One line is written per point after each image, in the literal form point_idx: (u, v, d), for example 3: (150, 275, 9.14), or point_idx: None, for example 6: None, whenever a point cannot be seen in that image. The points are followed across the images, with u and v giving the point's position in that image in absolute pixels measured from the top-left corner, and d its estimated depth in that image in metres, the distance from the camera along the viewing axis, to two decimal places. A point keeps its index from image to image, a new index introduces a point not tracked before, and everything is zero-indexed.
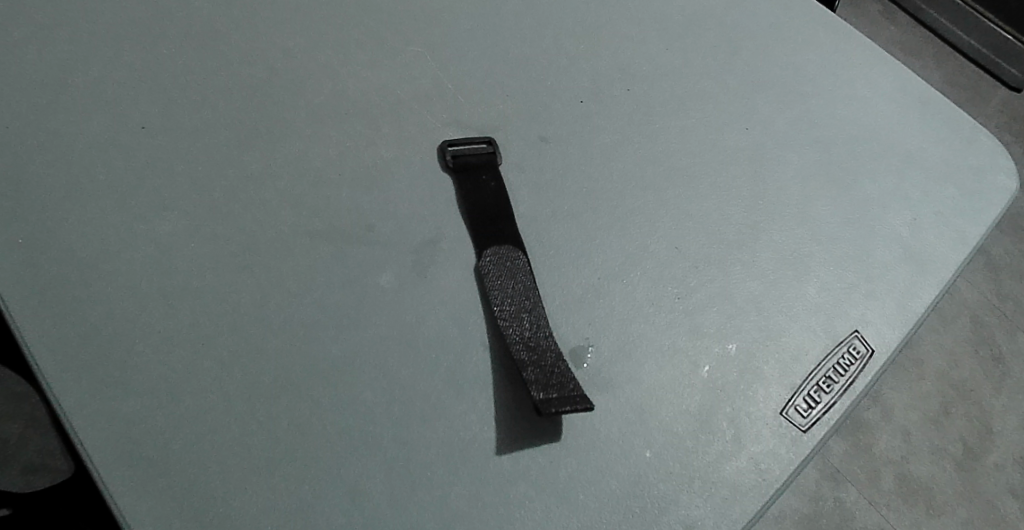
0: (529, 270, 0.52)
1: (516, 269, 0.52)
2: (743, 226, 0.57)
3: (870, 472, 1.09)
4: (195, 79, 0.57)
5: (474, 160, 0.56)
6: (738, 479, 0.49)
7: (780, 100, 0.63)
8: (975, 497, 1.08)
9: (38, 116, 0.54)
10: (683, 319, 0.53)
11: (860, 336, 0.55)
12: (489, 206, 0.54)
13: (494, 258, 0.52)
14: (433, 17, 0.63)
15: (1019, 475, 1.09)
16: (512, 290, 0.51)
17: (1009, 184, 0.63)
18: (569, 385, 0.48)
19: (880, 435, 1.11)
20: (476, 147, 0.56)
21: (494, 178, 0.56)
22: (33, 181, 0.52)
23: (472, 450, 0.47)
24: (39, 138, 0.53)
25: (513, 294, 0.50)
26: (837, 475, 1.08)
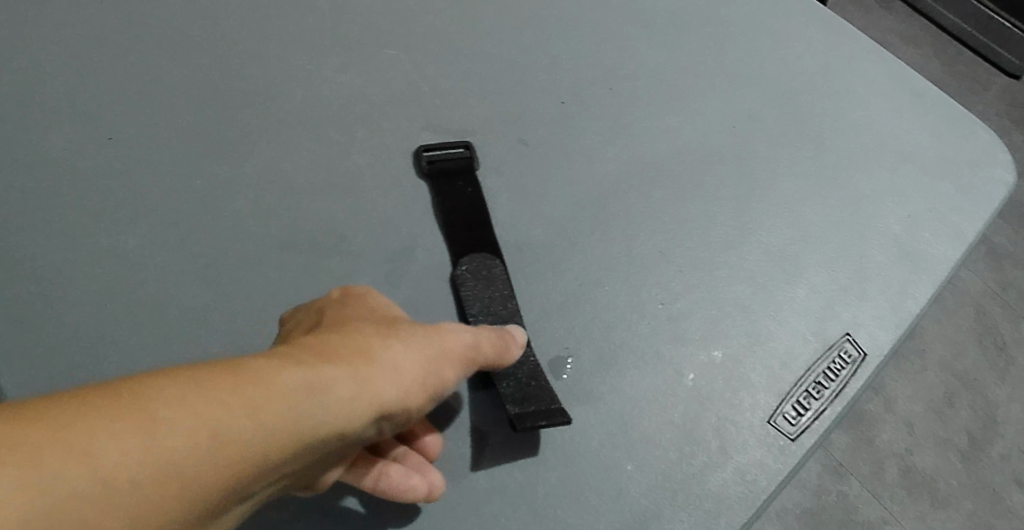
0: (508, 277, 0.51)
1: (493, 276, 0.50)
2: (730, 226, 0.56)
3: (872, 464, 1.02)
4: (167, 86, 0.56)
5: (451, 166, 0.55)
6: (724, 491, 0.48)
7: (768, 96, 0.62)
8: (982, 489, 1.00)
9: (10, 132, 0.54)
10: (668, 325, 0.52)
11: (852, 339, 0.53)
12: (465, 213, 0.53)
13: (470, 265, 0.51)
14: (409, 18, 0.61)
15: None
16: (488, 299, 0.49)
17: (1007, 177, 0.61)
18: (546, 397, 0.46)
19: (881, 427, 1.04)
20: (452, 152, 0.55)
21: (472, 184, 0.54)
22: (8, 196, 0.52)
23: (446, 465, 0.46)
24: (10, 154, 0.53)
25: (490, 303, 0.49)
26: (841, 469, 1.01)
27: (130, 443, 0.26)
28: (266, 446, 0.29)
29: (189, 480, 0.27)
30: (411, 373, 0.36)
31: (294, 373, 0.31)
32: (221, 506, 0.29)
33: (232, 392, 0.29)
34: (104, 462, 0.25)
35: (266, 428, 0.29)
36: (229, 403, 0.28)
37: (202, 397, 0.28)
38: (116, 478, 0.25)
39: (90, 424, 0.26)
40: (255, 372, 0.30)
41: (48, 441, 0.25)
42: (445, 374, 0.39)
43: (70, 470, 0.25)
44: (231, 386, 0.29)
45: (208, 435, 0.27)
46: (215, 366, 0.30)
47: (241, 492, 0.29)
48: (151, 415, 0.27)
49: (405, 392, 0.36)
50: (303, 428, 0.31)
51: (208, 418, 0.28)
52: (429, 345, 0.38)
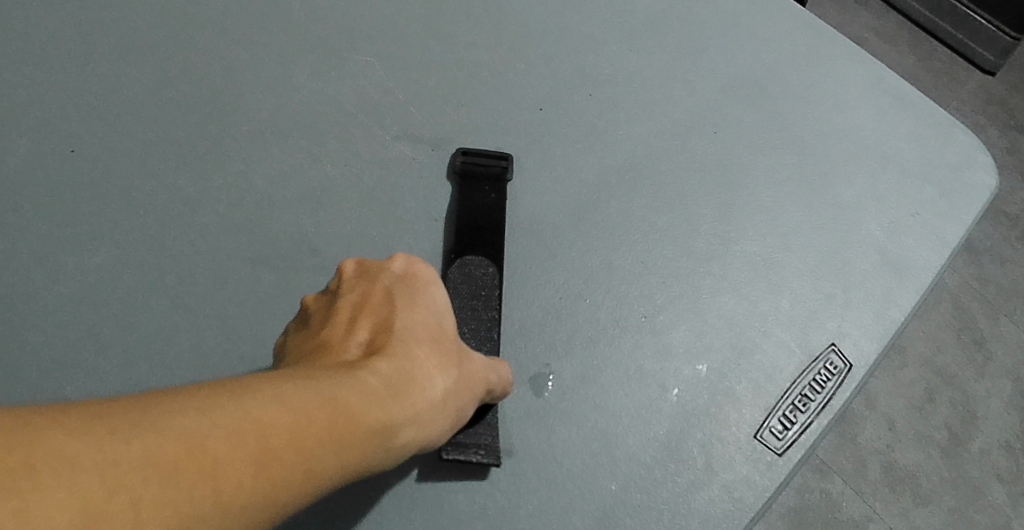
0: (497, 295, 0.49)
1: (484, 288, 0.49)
2: (713, 236, 0.55)
3: (855, 461, 0.91)
4: (130, 97, 0.55)
5: (481, 174, 0.53)
6: (710, 510, 0.47)
7: (748, 99, 0.60)
8: (961, 482, 0.90)
9: None
10: (651, 339, 0.51)
11: (837, 350, 0.52)
12: (479, 221, 0.52)
13: (468, 265, 0.50)
14: (382, 23, 0.59)
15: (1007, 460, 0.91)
16: (472, 308, 0.48)
17: (989, 180, 0.60)
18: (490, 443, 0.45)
19: (863, 422, 0.93)
20: (489, 163, 0.54)
21: (496, 196, 0.53)
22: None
23: (426, 491, 0.45)
24: None
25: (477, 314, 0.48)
26: (823, 465, 0.90)
27: (245, 477, 0.26)
28: (337, 482, 0.30)
29: (276, 513, 0.27)
30: (451, 413, 0.37)
31: (374, 411, 0.31)
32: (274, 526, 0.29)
33: (328, 431, 0.29)
34: (224, 498, 0.25)
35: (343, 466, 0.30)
36: (320, 443, 0.28)
37: (301, 435, 0.28)
38: (233, 514, 0.25)
39: (211, 453, 0.25)
40: (342, 407, 0.30)
41: (174, 465, 0.24)
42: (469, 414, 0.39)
43: (195, 500, 0.24)
44: (324, 422, 0.29)
45: (295, 480, 0.27)
46: (307, 392, 0.29)
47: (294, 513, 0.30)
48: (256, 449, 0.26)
49: (443, 431, 0.36)
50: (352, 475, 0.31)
51: (305, 456, 0.28)
52: (468, 385, 0.38)
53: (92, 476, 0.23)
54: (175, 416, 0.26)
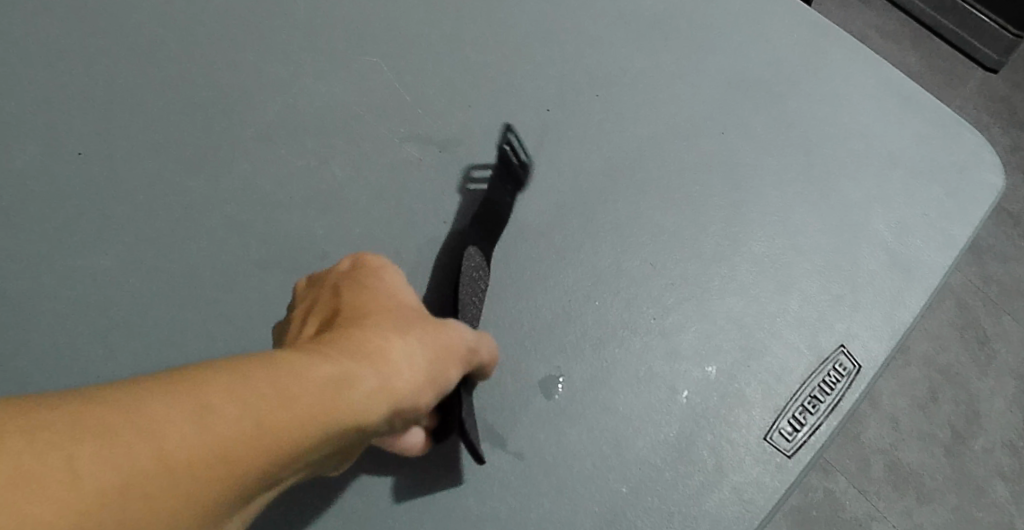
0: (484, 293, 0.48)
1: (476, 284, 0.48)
2: (721, 237, 0.55)
3: (858, 460, 0.89)
4: (136, 98, 0.55)
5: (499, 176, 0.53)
6: (720, 512, 0.47)
7: (755, 99, 0.60)
8: (965, 481, 0.87)
9: None
10: (660, 341, 0.51)
11: (846, 352, 0.52)
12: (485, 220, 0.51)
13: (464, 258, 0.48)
14: (388, 24, 0.59)
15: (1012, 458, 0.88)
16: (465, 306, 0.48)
17: (995, 180, 0.60)
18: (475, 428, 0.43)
19: (866, 421, 0.91)
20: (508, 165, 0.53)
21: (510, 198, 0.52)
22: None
23: (438, 494, 0.46)
24: None
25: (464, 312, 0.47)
26: (826, 464, 0.88)
27: (186, 429, 0.25)
28: (300, 437, 0.28)
29: (234, 471, 0.26)
30: (428, 371, 0.35)
31: (325, 367, 0.30)
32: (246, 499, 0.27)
33: (273, 382, 0.28)
34: (163, 451, 0.24)
35: (306, 421, 0.28)
36: (270, 396, 0.27)
37: (244, 388, 0.27)
38: (177, 466, 0.24)
39: (142, 410, 0.24)
40: (287, 365, 0.29)
41: (108, 425, 0.24)
42: (450, 378, 0.37)
43: (132, 454, 0.23)
44: (267, 375, 0.28)
45: (244, 430, 0.26)
46: (253, 356, 0.29)
47: (267, 484, 0.28)
48: (194, 402, 0.25)
49: (421, 390, 0.34)
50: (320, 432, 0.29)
51: (251, 407, 0.26)
52: (440, 346, 0.37)
53: (18, 441, 0.22)
54: (100, 388, 0.25)
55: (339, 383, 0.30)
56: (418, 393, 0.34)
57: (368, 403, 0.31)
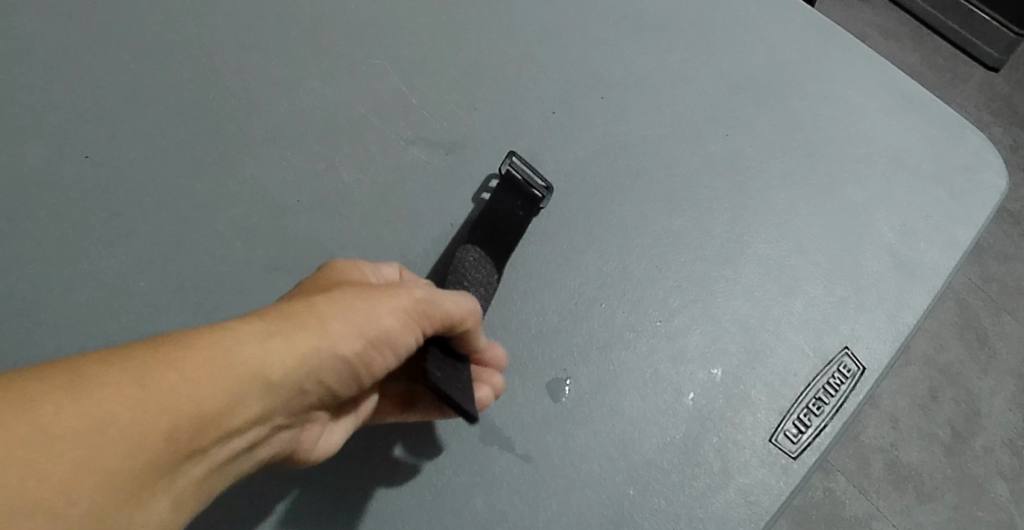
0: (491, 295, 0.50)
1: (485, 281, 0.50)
2: (725, 239, 0.55)
3: (858, 459, 0.89)
4: (143, 101, 0.55)
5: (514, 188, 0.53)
6: (726, 513, 0.47)
7: (759, 102, 0.60)
8: (965, 480, 0.87)
9: None
10: (666, 343, 0.51)
11: (851, 353, 0.52)
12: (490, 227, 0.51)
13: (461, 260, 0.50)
14: (394, 27, 0.59)
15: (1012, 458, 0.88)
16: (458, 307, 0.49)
17: (999, 182, 0.60)
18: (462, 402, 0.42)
19: (865, 421, 0.91)
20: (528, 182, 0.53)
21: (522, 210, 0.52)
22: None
23: (448, 495, 0.46)
24: None
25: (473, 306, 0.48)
26: (826, 464, 0.88)
27: (60, 401, 0.29)
28: (184, 393, 0.32)
29: (121, 422, 0.30)
30: (337, 323, 0.38)
31: (205, 335, 0.34)
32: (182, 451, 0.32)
33: (147, 355, 0.32)
34: (40, 422, 0.28)
35: (196, 372, 0.33)
36: (156, 356, 0.32)
37: (118, 362, 0.31)
38: (54, 431, 0.28)
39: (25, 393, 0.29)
40: (168, 341, 0.33)
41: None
42: (382, 330, 0.39)
43: (13, 428, 0.28)
44: (143, 351, 0.32)
45: (116, 395, 0.30)
46: (142, 341, 0.33)
47: (181, 442, 0.32)
48: (88, 366, 0.31)
49: (331, 344, 0.37)
50: (206, 389, 0.33)
51: (126, 375, 0.31)
52: (354, 302, 0.39)
53: None
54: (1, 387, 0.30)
55: (221, 345, 0.34)
56: (326, 345, 0.37)
57: (264, 352, 0.35)
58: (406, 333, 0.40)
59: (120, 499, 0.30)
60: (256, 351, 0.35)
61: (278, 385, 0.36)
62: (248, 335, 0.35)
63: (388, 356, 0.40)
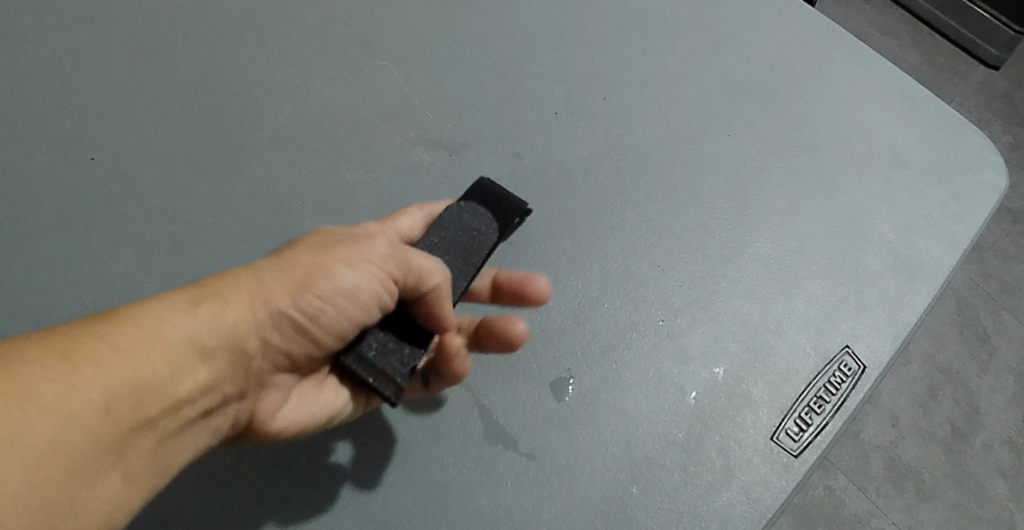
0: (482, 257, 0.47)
1: (470, 241, 0.47)
2: (727, 239, 0.55)
3: (858, 457, 0.89)
4: (147, 103, 0.55)
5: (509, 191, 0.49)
6: (729, 511, 0.47)
7: (760, 102, 0.61)
8: (964, 478, 0.87)
9: None
10: (668, 343, 0.51)
11: (851, 352, 0.53)
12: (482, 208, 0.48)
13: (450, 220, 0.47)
14: (397, 29, 0.60)
15: (1012, 457, 0.88)
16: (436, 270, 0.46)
17: (999, 181, 0.60)
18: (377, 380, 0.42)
19: (864, 419, 0.91)
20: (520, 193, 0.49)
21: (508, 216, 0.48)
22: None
23: (453, 493, 0.47)
24: None
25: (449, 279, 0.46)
26: (826, 462, 0.88)
27: None
28: (108, 366, 0.36)
29: (48, 401, 0.34)
30: (268, 281, 0.41)
31: (130, 312, 0.37)
32: (120, 417, 0.36)
33: (74, 337, 0.36)
34: None
35: (126, 344, 0.37)
36: (88, 333, 0.36)
37: (46, 346, 0.35)
38: None
39: None
40: (95, 321, 0.37)
41: None
42: (326, 284, 0.41)
43: None
44: (71, 334, 0.36)
45: (42, 376, 0.34)
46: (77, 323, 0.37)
47: (114, 411, 0.36)
48: (27, 344, 0.35)
49: (264, 302, 0.40)
50: (133, 361, 0.36)
51: (51, 358, 0.35)
52: (292, 260, 0.41)
53: None
54: None
55: (145, 321, 0.37)
56: (258, 305, 0.40)
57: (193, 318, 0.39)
58: (357, 279, 0.42)
59: (60, 476, 0.34)
60: (179, 321, 0.38)
61: (211, 350, 0.39)
62: (177, 308, 0.38)
63: (342, 310, 0.42)
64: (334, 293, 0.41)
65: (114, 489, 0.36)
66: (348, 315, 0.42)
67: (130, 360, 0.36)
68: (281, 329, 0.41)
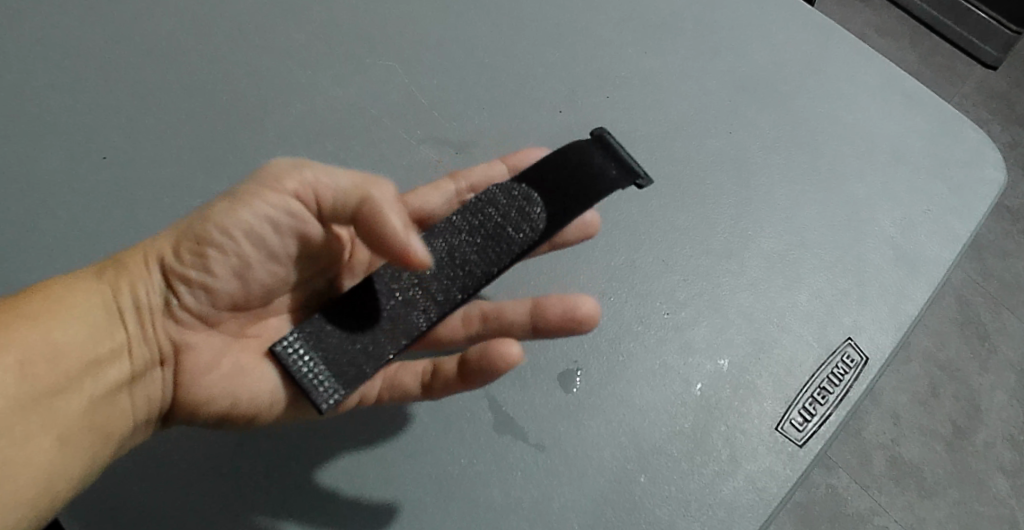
0: (513, 254, 0.47)
1: (508, 236, 0.47)
2: (730, 233, 0.56)
3: (861, 455, 0.86)
4: (158, 103, 0.57)
5: (576, 191, 0.49)
6: (735, 500, 0.48)
7: (762, 100, 0.62)
8: (965, 477, 0.84)
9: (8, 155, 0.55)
10: (673, 335, 0.52)
11: (854, 344, 0.54)
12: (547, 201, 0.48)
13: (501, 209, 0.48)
14: (403, 29, 0.61)
15: (1013, 454, 0.85)
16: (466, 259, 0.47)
17: (997, 176, 0.61)
18: (320, 380, 0.45)
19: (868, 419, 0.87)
20: (590, 193, 0.49)
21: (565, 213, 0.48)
22: (10, 225, 0.53)
23: (464, 482, 0.47)
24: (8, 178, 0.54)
25: (480, 263, 0.47)
26: (828, 461, 0.85)
27: None
28: (16, 329, 0.41)
29: None
30: (151, 248, 0.46)
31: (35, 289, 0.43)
32: (39, 381, 0.41)
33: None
34: None
35: (34, 313, 0.42)
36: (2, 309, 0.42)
37: None
38: None
39: None
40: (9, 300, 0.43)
41: None
42: (209, 228, 0.45)
43: None
44: None
45: None
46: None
47: (24, 365, 0.41)
48: None
49: (150, 264, 0.46)
50: (41, 325, 0.42)
51: None
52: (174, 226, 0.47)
53: None
54: None
55: (51, 297, 0.43)
56: (145, 265, 0.45)
57: (98, 289, 0.45)
58: (232, 215, 0.45)
59: None
60: (78, 293, 0.44)
61: (111, 308, 0.45)
62: (76, 284, 0.45)
63: (229, 249, 0.45)
64: (221, 234, 0.45)
65: (43, 444, 0.40)
66: (240, 252, 0.46)
67: (45, 331, 0.42)
68: (184, 284, 0.46)
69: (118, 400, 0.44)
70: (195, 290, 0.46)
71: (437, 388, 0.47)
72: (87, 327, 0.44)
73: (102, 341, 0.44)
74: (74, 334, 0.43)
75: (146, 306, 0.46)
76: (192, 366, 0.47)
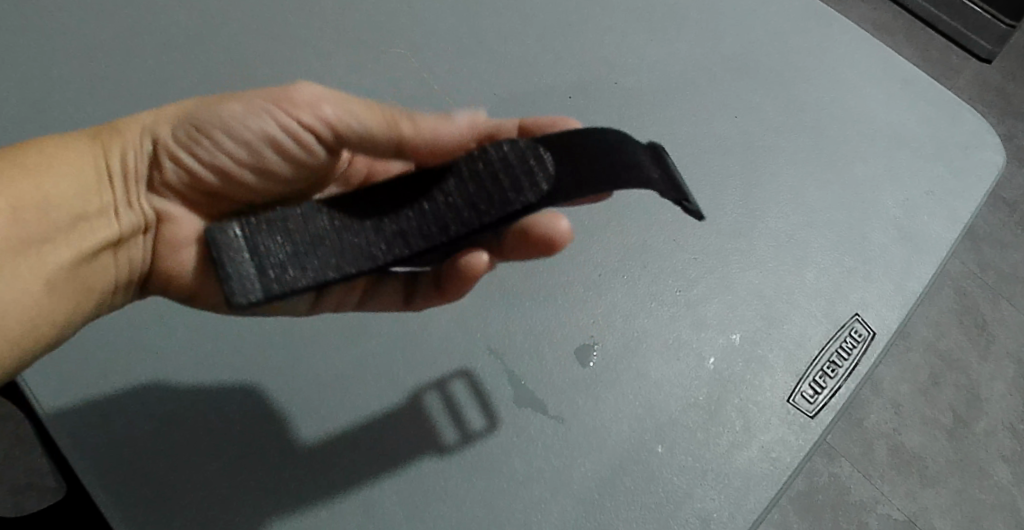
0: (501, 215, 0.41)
1: (497, 192, 0.41)
2: (738, 214, 0.58)
3: (863, 444, 0.84)
4: (176, 88, 0.57)
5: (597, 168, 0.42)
6: (750, 470, 0.49)
7: (766, 85, 0.63)
8: (967, 464, 0.83)
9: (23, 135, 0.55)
10: (685, 312, 0.53)
11: (861, 319, 0.55)
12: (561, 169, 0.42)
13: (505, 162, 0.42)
14: (416, 18, 0.62)
15: (1012, 441, 0.84)
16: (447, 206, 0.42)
17: (996, 159, 0.62)
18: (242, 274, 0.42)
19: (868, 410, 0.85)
20: (611, 176, 0.42)
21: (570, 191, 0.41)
22: None
23: (486, 454, 0.49)
24: None
25: (455, 207, 0.42)
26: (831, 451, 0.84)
27: None
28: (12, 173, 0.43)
29: None
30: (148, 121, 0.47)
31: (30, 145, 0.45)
32: (30, 224, 0.42)
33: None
34: None
35: (31, 163, 0.44)
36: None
37: None
38: None
39: None
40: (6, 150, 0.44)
41: None
42: (200, 118, 0.46)
43: None
44: None
45: None
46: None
47: (16, 207, 0.42)
48: None
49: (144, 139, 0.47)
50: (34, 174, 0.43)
51: None
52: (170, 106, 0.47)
53: None
54: None
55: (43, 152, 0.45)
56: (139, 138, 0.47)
57: (88, 150, 0.46)
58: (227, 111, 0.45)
59: None
60: (71, 153, 0.46)
61: (100, 171, 0.46)
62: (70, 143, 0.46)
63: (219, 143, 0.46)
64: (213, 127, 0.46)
65: (30, 285, 0.41)
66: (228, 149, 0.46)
67: (39, 180, 0.44)
68: (170, 161, 0.47)
69: (101, 258, 0.45)
70: (179, 170, 0.47)
71: (419, 299, 0.49)
72: (78, 184, 0.45)
73: (91, 198, 0.46)
74: (62, 188, 0.45)
75: (132, 172, 0.47)
76: (170, 238, 0.48)
